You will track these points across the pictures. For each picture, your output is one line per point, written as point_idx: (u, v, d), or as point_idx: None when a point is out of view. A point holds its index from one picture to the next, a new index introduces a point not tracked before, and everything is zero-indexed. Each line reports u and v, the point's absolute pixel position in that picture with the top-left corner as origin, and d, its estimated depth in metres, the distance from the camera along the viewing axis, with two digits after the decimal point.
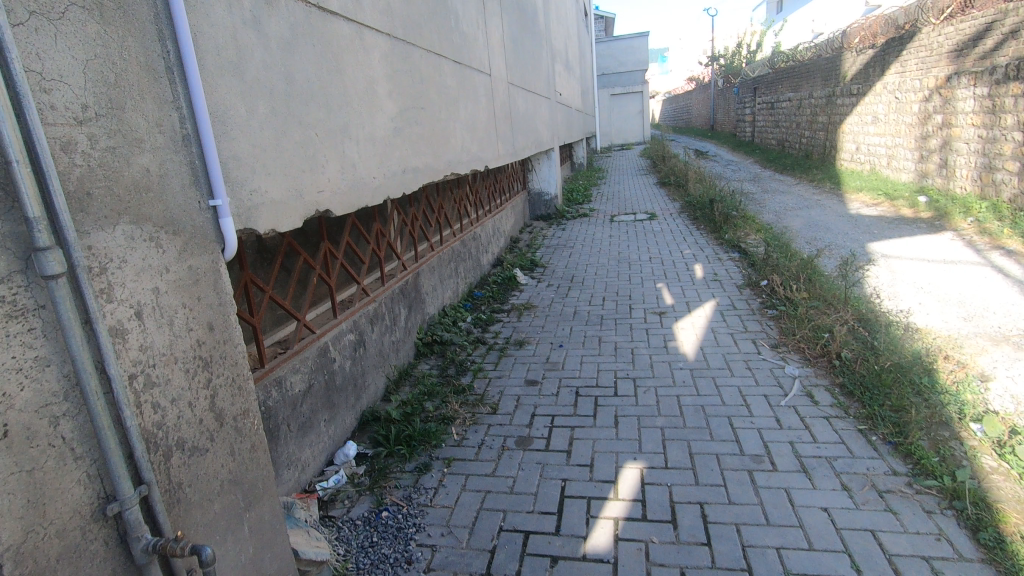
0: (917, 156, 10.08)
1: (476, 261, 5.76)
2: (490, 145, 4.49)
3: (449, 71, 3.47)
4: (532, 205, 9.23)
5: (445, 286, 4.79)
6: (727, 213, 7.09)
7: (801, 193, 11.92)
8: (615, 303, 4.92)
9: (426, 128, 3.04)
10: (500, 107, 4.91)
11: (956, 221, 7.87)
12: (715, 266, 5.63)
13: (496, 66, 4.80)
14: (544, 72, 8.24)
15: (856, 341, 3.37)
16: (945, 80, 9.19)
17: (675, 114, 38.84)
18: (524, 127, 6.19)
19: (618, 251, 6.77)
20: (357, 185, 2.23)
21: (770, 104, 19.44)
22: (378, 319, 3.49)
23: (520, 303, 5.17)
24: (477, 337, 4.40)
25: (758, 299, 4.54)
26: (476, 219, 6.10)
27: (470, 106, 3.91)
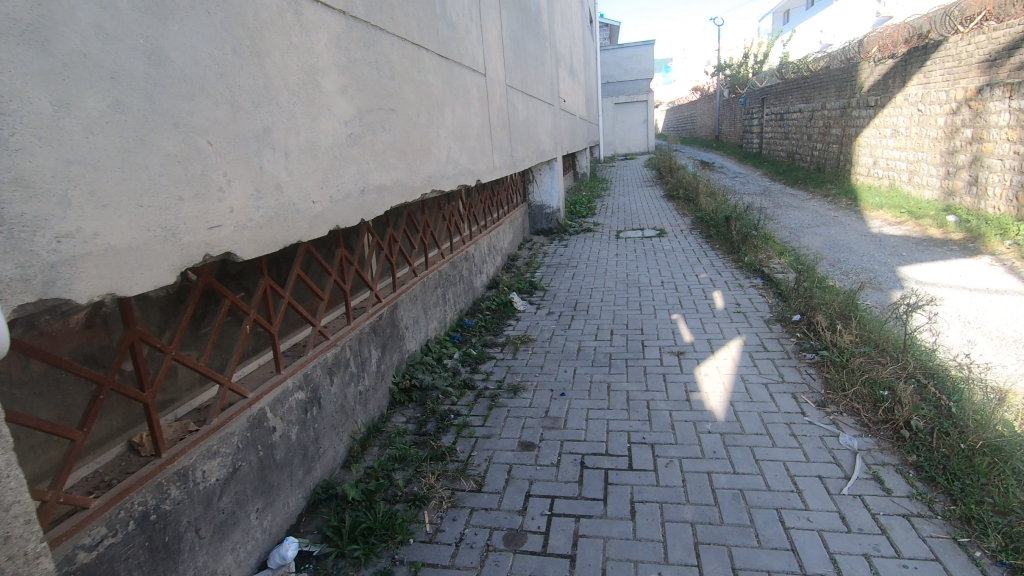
0: (942, 173, 9.51)
1: (467, 284, 5.15)
2: (484, 156, 3.90)
3: (434, 68, 2.88)
4: (533, 219, 8.62)
5: (430, 316, 4.16)
6: (745, 232, 6.48)
7: (816, 208, 11.34)
8: (626, 338, 4.30)
9: (401, 136, 2.45)
10: (497, 114, 4.33)
11: (992, 244, 7.27)
12: (737, 295, 5.01)
13: (493, 66, 4.21)
14: (547, 77, 7.65)
15: (928, 405, 2.75)
16: (975, 92, 8.61)
17: (679, 125, 38.33)
18: (524, 137, 5.61)
19: (627, 273, 6.15)
20: (283, 213, 1.63)
21: (779, 115, 18.88)
22: (340, 366, 2.85)
23: (516, 336, 4.54)
24: (464, 379, 3.76)
25: (793, 339, 3.93)
26: (468, 237, 5.46)
27: (460, 111, 3.33)
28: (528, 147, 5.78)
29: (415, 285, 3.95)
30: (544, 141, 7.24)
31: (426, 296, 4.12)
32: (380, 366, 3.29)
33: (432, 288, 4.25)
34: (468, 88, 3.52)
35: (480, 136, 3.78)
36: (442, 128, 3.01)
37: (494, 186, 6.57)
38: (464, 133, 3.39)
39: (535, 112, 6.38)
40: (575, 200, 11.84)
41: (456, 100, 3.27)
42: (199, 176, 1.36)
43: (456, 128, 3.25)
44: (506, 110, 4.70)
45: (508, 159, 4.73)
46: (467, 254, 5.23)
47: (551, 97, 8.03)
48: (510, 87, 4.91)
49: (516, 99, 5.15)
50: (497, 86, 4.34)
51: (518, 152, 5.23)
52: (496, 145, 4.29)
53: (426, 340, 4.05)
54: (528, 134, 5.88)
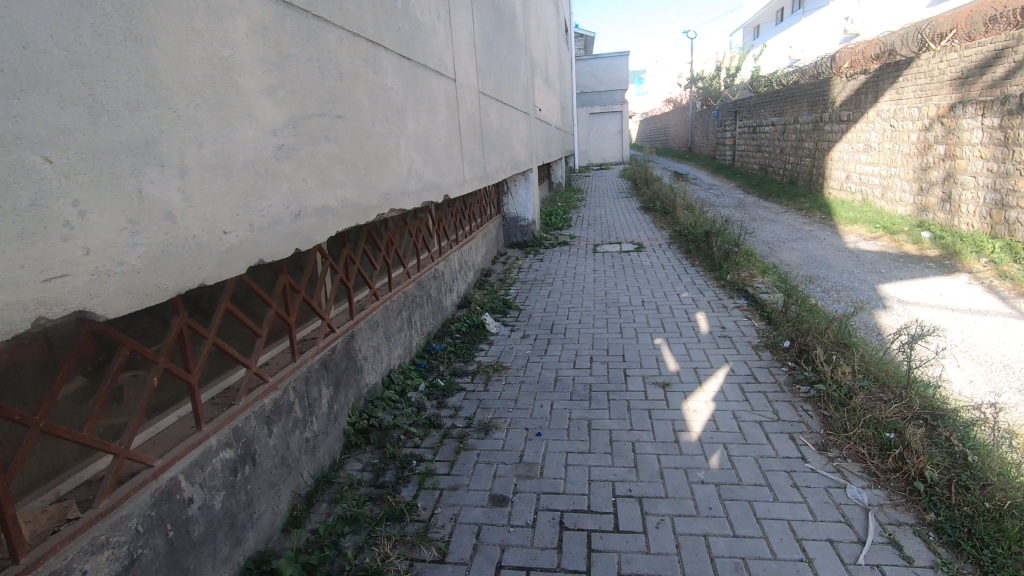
0: (915, 189, 9.55)
1: (436, 304, 4.79)
2: (453, 169, 3.57)
3: (393, 70, 2.54)
4: (507, 231, 8.30)
5: (393, 343, 3.78)
6: (726, 249, 6.28)
7: (790, 222, 11.31)
8: (607, 366, 3.99)
9: (350, 147, 2.11)
10: (468, 123, 4.01)
11: (968, 262, 7.23)
12: (722, 317, 4.76)
13: (463, 71, 3.89)
14: (522, 84, 7.36)
15: (941, 452, 2.50)
16: (948, 109, 8.65)
17: (653, 136, 38.63)
18: (498, 147, 5.30)
19: (606, 291, 5.86)
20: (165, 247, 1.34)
21: (751, 128, 19.04)
22: (282, 411, 2.45)
23: (489, 363, 4.19)
24: (430, 416, 3.39)
25: (783, 368, 3.68)
26: (438, 253, 5.08)
27: (425, 119, 2.99)
28: (502, 158, 5.47)
29: (377, 310, 3.56)
30: (519, 151, 6.94)
31: (389, 321, 3.75)
32: (332, 406, 2.90)
33: (396, 311, 3.87)
34: (435, 94, 3.19)
35: (448, 147, 3.45)
36: (403, 138, 2.67)
37: (466, 198, 6.21)
38: (429, 143, 3.05)
39: (509, 121, 6.08)
40: (550, 211, 11.57)
41: (421, 107, 2.93)
42: (13, 210, 1.04)
43: (420, 138, 2.91)
44: (478, 118, 4.38)
45: (480, 172, 4.41)
46: (436, 272, 4.87)
47: (527, 106, 7.74)
48: (483, 95, 4.59)
49: (489, 107, 4.84)
50: (468, 92, 4.02)
51: (492, 164, 4.91)
52: (467, 157, 3.97)
53: (388, 370, 3.67)
54: (502, 144, 5.57)
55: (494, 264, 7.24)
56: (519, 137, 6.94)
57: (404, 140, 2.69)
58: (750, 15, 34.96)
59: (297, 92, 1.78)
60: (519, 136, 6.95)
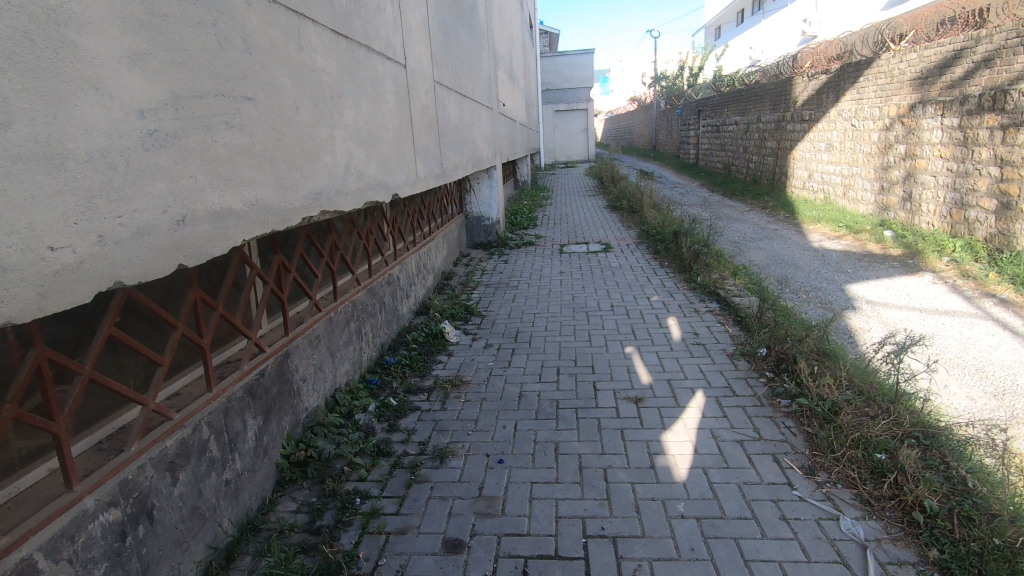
0: (876, 188, 9.63)
1: (390, 313, 4.41)
2: (403, 165, 3.20)
3: (324, 48, 2.17)
4: (470, 231, 7.94)
5: (339, 359, 3.39)
6: (696, 249, 6.08)
7: (755, 221, 11.31)
8: (575, 379, 3.70)
9: (261, 137, 1.73)
10: (422, 115, 3.65)
11: (931, 261, 7.26)
12: (694, 323, 4.54)
13: (416, 57, 3.52)
14: (485, 78, 7.01)
15: (938, 477, 2.30)
16: (908, 108, 8.70)
17: (617, 134, 38.76)
18: (459, 143, 4.94)
19: (573, 294, 5.59)
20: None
21: (714, 127, 19.17)
22: (194, 452, 2.05)
23: (447, 377, 3.84)
24: (380, 442, 3.02)
25: (761, 380, 3.46)
26: (392, 258, 4.70)
27: (366, 107, 2.62)
28: (462, 155, 5.12)
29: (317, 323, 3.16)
30: (482, 148, 6.60)
31: (333, 335, 3.36)
32: (261, 438, 2.50)
33: (341, 323, 3.49)
34: (380, 81, 2.82)
35: (398, 141, 3.08)
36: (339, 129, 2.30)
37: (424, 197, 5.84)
38: (373, 136, 2.69)
39: (471, 116, 5.73)
40: (515, 210, 11.27)
41: (362, 94, 2.56)
42: None
43: (361, 129, 2.54)
44: (435, 112, 4.03)
45: (438, 170, 4.06)
46: (390, 278, 4.49)
47: (489, 101, 7.40)
48: (440, 85, 4.23)
49: (447, 99, 4.48)
50: (421, 82, 3.66)
51: (451, 161, 4.55)
52: (421, 152, 3.61)
53: (332, 390, 3.28)
54: (463, 141, 5.22)
55: (456, 267, 6.88)
56: (482, 133, 6.60)
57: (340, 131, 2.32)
58: (712, 16, 35.41)
59: (178, 63, 1.41)
60: (482, 132, 6.61)
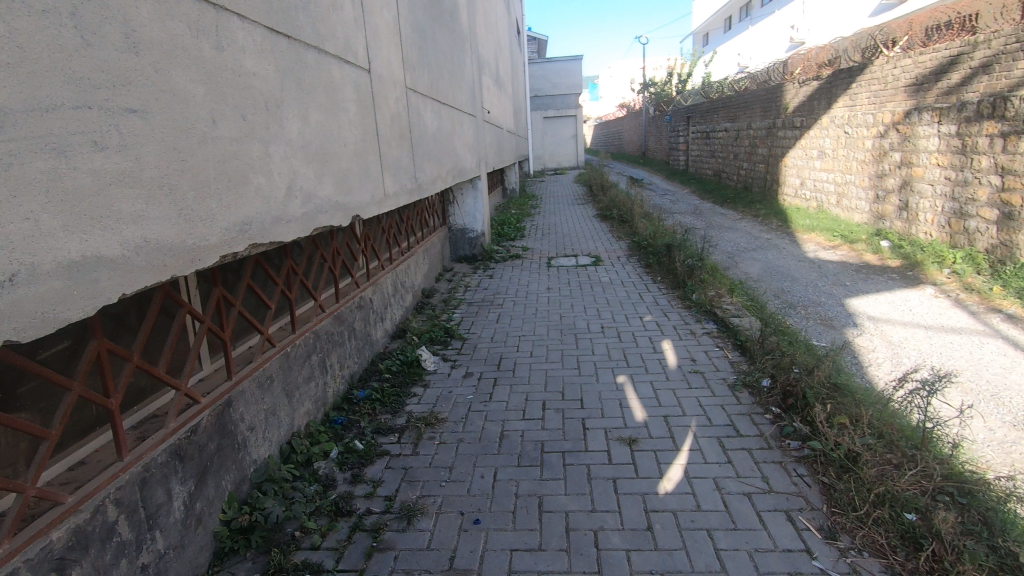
0: (871, 196, 9.41)
1: (361, 341, 4.04)
2: (368, 182, 2.85)
3: (256, 50, 1.83)
4: (454, 244, 7.60)
5: (297, 399, 3.03)
6: (691, 264, 5.78)
7: (748, 230, 11.07)
8: (562, 416, 3.36)
9: (148, 161, 1.39)
10: (392, 126, 3.31)
11: (931, 273, 7.01)
12: (691, 347, 4.22)
13: (384, 62, 3.18)
14: (468, 84, 6.69)
15: (983, 548, 1.99)
16: (903, 115, 8.49)
17: (607, 140, 38.65)
18: (437, 155, 4.60)
19: (561, 314, 5.25)
20: None
21: (704, 133, 18.98)
22: (93, 541, 1.67)
23: (422, 414, 3.47)
24: (339, 498, 2.65)
25: (767, 416, 3.14)
26: (365, 279, 4.34)
27: (319, 119, 2.28)
28: (442, 167, 4.78)
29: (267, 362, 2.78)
30: (465, 158, 6.27)
31: (290, 373, 2.99)
32: (192, 506, 2.13)
33: (301, 358, 3.12)
34: (337, 88, 2.48)
35: (360, 155, 2.74)
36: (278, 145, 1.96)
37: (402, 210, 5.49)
38: (328, 151, 2.34)
39: (452, 125, 5.40)
40: (503, 219, 10.95)
41: (313, 103, 2.21)
42: None
43: (312, 144, 2.19)
44: (408, 122, 3.69)
45: (411, 185, 3.71)
46: (361, 301, 4.13)
47: (473, 108, 7.09)
48: (414, 92, 3.89)
49: (423, 107, 4.14)
50: (391, 89, 3.32)
51: (427, 174, 4.21)
52: (391, 166, 3.26)
53: (288, 435, 2.91)
54: (443, 152, 4.88)
55: (438, 283, 6.53)
56: (465, 143, 6.27)
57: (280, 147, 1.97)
58: (700, 22, 35.47)
59: (2, 64, 1.07)
60: (464, 141, 6.28)
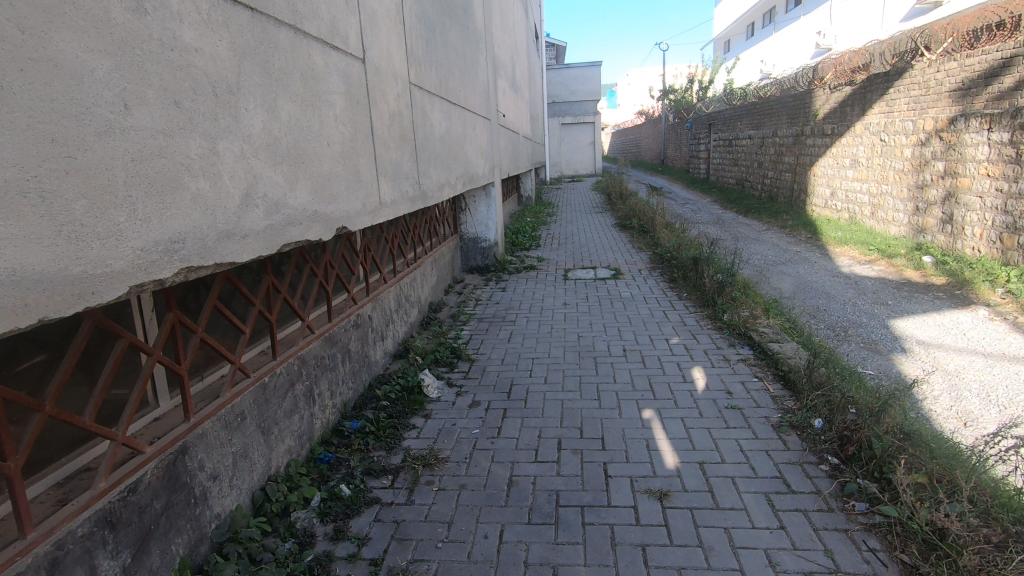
0: (910, 208, 8.85)
1: (356, 364, 3.65)
2: (359, 189, 2.46)
3: (194, 20, 1.44)
4: (465, 254, 7.20)
5: (274, 436, 2.63)
6: (720, 281, 5.31)
7: (776, 242, 10.53)
8: (581, 458, 2.92)
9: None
10: (391, 125, 2.92)
11: (983, 292, 6.45)
12: (725, 377, 3.75)
13: (382, 51, 2.80)
14: (483, 86, 6.31)
15: None
16: (948, 122, 7.95)
17: (625, 148, 38.11)
18: (445, 160, 4.21)
19: (578, 333, 4.82)
20: None
21: (727, 141, 18.43)
22: None
23: (420, 452, 3.06)
24: (316, 560, 2.24)
25: (822, 467, 2.67)
26: (364, 296, 3.94)
27: (291, 111, 1.89)
28: (451, 172, 4.38)
29: (237, 397, 2.38)
30: (478, 163, 5.88)
31: (267, 407, 2.59)
32: None
33: (282, 388, 2.73)
34: (318, 77, 2.09)
35: (348, 157, 2.35)
36: (223, 141, 1.56)
37: (407, 218, 5.09)
38: (303, 151, 1.95)
39: (463, 128, 5.01)
40: (517, 228, 10.53)
41: (282, 92, 1.83)
42: None
43: (278, 141, 1.80)
44: (411, 121, 3.31)
45: (414, 193, 3.32)
46: (358, 320, 3.73)
47: (488, 112, 6.71)
48: (419, 89, 3.51)
49: (430, 106, 3.76)
50: (390, 83, 2.93)
51: (433, 180, 3.82)
52: (389, 171, 2.87)
53: (261, 479, 2.51)
54: (452, 156, 4.48)
55: (447, 296, 6.13)
56: (478, 147, 5.89)
57: (229, 144, 1.58)
58: (722, 29, 34.89)
59: None
60: (477, 145, 5.90)
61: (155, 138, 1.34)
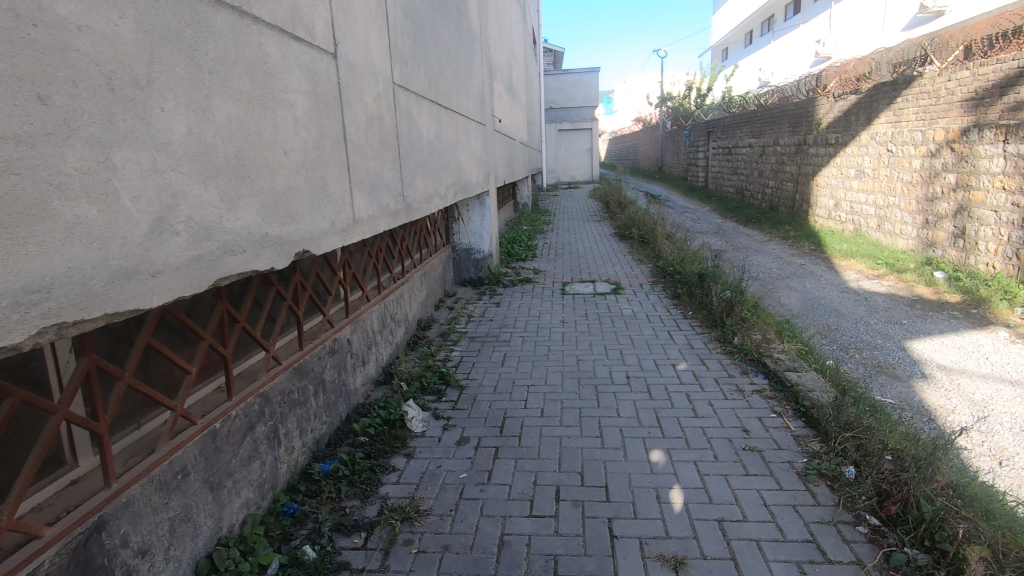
0: (918, 221, 8.56)
1: (332, 395, 3.28)
2: (326, 204, 2.12)
3: None
4: (458, 266, 6.85)
5: (227, 490, 2.26)
6: (729, 301, 4.97)
7: (779, 254, 10.22)
8: (582, 512, 2.55)
9: None
10: (369, 130, 2.58)
11: (1001, 311, 6.15)
12: (739, 412, 3.40)
13: (358, 46, 2.45)
14: (477, 90, 5.98)
15: None
16: (959, 133, 7.67)
17: (622, 155, 37.91)
18: (434, 170, 3.87)
19: (578, 357, 4.46)
20: None
21: (727, 149, 18.18)
22: None
23: (399, 501, 2.69)
24: None
25: (859, 529, 2.32)
26: (343, 319, 3.57)
27: (228, 114, 1.55)
28: (440, 182, 4.04)
29: (178, 451, 2.00)
30: (471, 171, 5.54)
31: (220, 457, 2.23)
32: None
33: (239, 432, 2.36)
34: (270, 73, 1.75)
35: (312, 168, 2.00)
36: (117, 150, 1.24)
37: (394, 230, 4.73)
38: (240, 160, 1.61)
39: (455, 135, 4.68)
40: (513, 237, 10.19)
41: (210, 88, 1.49)
42: None
43: (201, 148, 1.47)
44: (394, 127, 2.97)
45: (396, 207, 2.97)
46: (335, 345, 3.38)
47: (482, 117, 6.38)
48: (404, 91, 3.17)
49: (416, 110, 3.42)
50: (369, 83, 2.59)
51: (420, 192, 3.47)
52: (366, 183, 2.52)
53: (209, 544, 2.14)
54: (442, 164, 4.14)
55: (437, 312, 5.77)
56: (471, 155, 5.55)
57: (128, 155, 1.26)
58: (719, 37, 34.82)
59: None
60: (471, 152, 5.56)
61: (3, 145, 1.02)
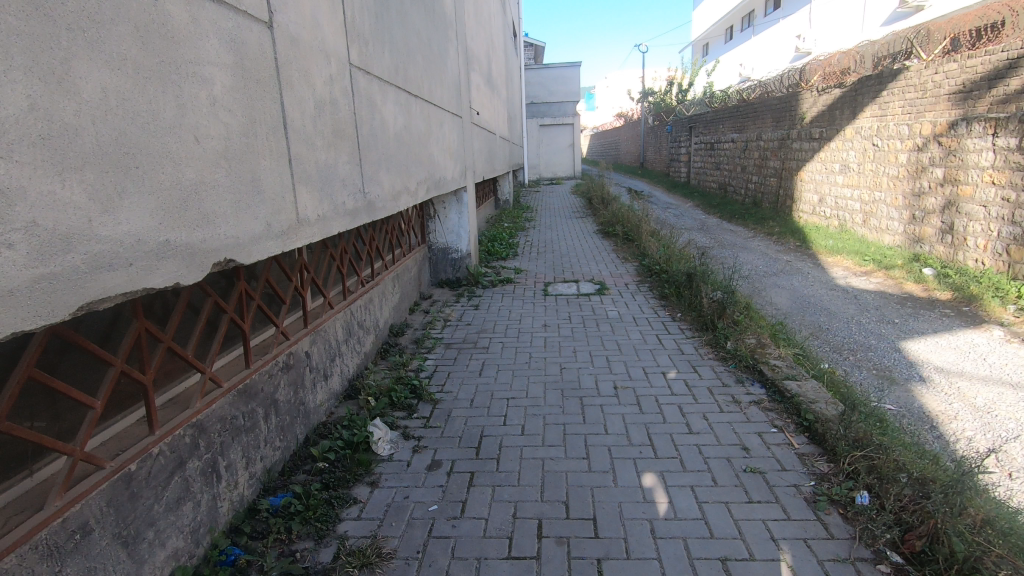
0: (905, 217, 8.43)
1: (286, 416, 2.93)
2: (260, 203, 1.77)
3: None
4: (434, 266, 6.50)
5: (148, 543, 1.90)
6: (720, 303, 4.71)
7: (764, 250, 10.05)
8: (568, 552, 2.24)
9: None
10: (319, 117, 2.23)
11: (993, 309, 5.99)
12: (737, 427, 3.12)
13: (303, 17, 2.10)
14: (452, 80, 5.62)
15: None
16: (947, 126, 7.53)
17: (604, 150, 37.73)
18: (403, 165, 3.53)
19: (561, 365, 4.15)
20: None
21: (709, 144, 18.04)
22: None
23: (359, 542, 2.36)
24: None
25: (881, 568, 2.07)
26: (300, 332, 3.20)
27: (100, 85, 1.21)
28: (410, 178, 3.69)
29: (77, 505, 1.64)
30: (446, 166, 5.19)
31: (138, 504, 1.87)
32: None
33: (164, 472, 2.01)
34: (172, 39, 1.40)
35: (239, 160, 1.66)
36: None
37: (361, 230, 4.36)
38: (119, 146, 1.27)
39: (427, 126, 4.34)
40: (493, 235, 9.85)
41: (71, 49, 1.15)
42: None
43: (53, 128, 1.13)
44: (353, 114, 2.62)
45: (355, 205, 2.62)
46: (291, 360, 3.02)
47: (459, 109, 6.03)
48: (365, 74, 2.82)
49: (381, 98, 3.07)
50: (319, 63, 2.24)
51: (385, 189, 3.13)
52: (316, 178, 2.18)
53: None
54: (413, 159, 3.79)
55: (412, 316, 5.42)
56: (446, 149, 5.21)
57: None
58: (700, 32, 34.78)
59: None
60: (446, 146, 5.22)
61: None
